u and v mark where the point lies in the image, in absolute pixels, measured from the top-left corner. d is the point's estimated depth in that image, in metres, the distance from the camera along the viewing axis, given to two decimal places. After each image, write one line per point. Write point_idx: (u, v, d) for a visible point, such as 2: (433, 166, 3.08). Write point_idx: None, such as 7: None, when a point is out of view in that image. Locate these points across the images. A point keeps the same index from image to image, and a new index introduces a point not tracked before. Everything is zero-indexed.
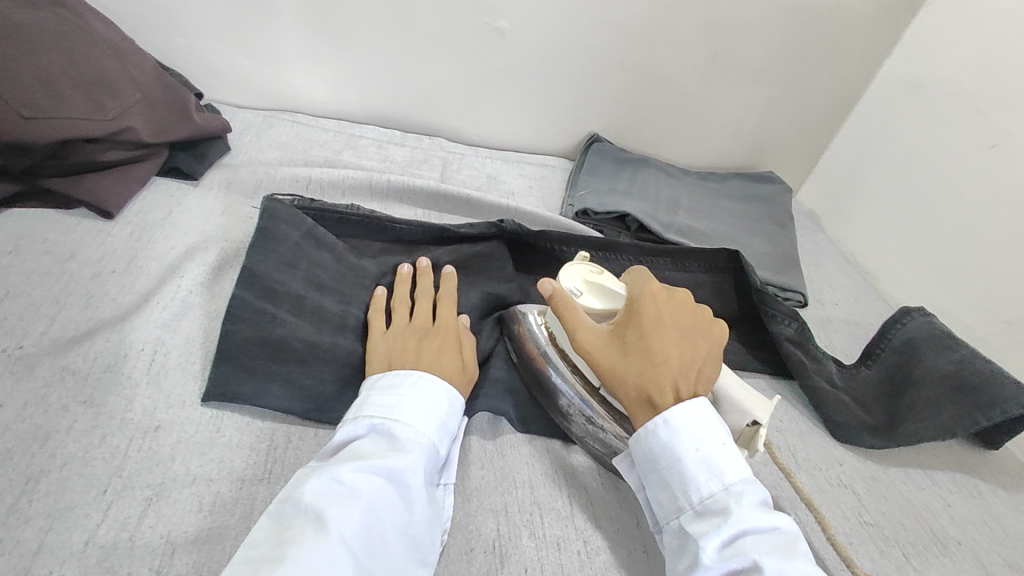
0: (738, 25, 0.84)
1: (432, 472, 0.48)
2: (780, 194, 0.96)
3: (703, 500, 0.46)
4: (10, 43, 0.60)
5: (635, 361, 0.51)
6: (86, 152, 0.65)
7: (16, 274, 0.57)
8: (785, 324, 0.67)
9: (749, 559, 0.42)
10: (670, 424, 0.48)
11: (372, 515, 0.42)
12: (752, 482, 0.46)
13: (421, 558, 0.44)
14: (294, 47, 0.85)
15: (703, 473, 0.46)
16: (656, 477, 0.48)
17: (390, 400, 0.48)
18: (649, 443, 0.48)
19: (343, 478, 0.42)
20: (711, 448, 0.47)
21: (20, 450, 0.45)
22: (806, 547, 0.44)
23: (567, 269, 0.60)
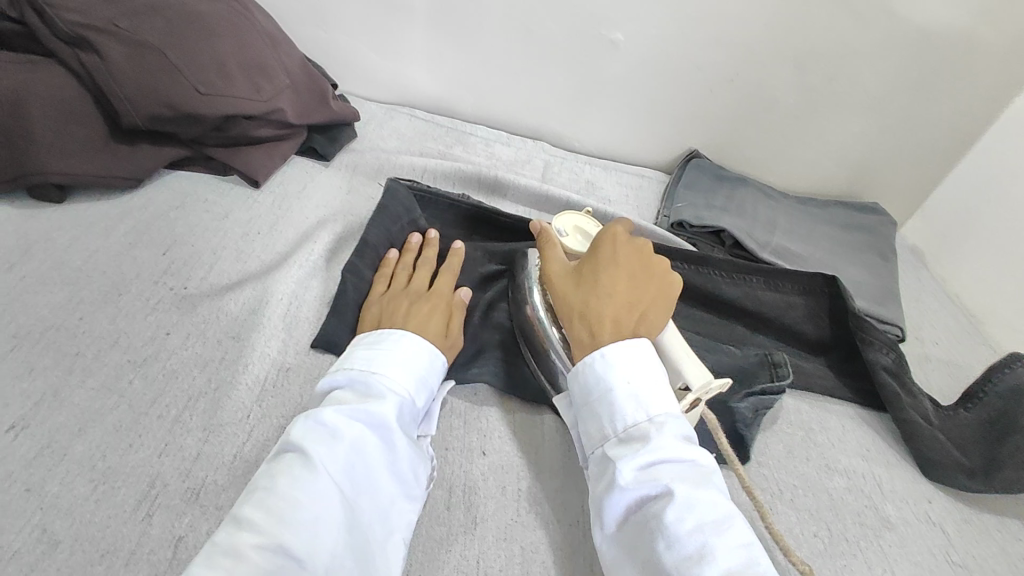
0: (854, 52, 0.84)
1: (414, 418, 0.52)
2: (884, 225, 0.93)
3: (627, 429, 0.48)
4: (192, 29, 0.69)
5: (582, 300, 0.54)
6: (244, 127, 0.73)
7: (182, 226, 0.66)
8: (883, 352, 0.66)
9: (662, 484, 0.44)
10: (606, 359, 0.50)
11: (354, 453, 0.46)
12: (676, 417, 0.48)
13: (406, 494, 0.48)
14: (420, 48, 0.92)
15: (629, 406, 0.48)
16: (586, 409, 0.50)
17: (371, 354, 0.52)
18: (586, 379, 0.51)
19: (326, 418, 0.46)
20: (641, 385, 0.49)
21: (184, 370, 0.52)
22: (719, 480, 0.46)
23: (564, 215, 0.73)
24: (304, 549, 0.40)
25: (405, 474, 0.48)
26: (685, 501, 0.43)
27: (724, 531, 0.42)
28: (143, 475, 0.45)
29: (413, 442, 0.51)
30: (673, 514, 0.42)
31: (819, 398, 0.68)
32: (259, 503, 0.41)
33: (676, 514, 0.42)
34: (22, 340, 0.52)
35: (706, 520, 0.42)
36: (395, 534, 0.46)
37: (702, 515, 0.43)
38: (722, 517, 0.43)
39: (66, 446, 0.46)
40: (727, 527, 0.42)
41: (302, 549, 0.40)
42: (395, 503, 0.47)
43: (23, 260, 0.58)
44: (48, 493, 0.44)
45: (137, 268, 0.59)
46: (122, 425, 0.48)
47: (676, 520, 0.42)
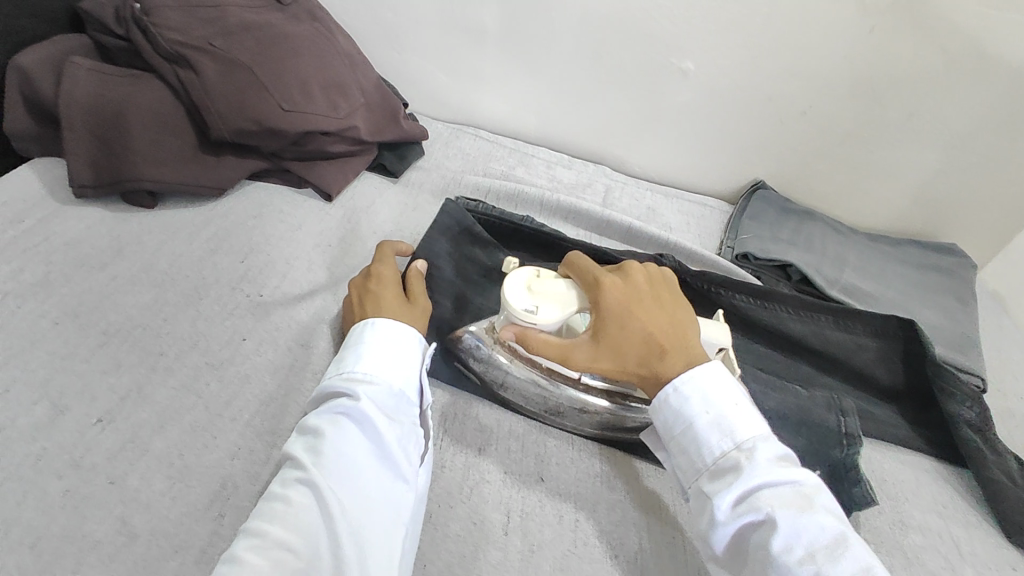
0: (940, 87, 0.80)
1: (400, 400, 0.50)
2: (964, 268, 0.88)
3: (716, 459, 0.47)
4: (280, 50, 0.73)
5: (634, 351, 0.52)
6: (320, 143, 0.76)
7: (259, 235, 0.68)
8: (966, 406, 0.62)
9: (764, 514, 0.43)
10: (681, 391, 0.50)
11: (339, 446, 0.45)
12: (765, 438, 0.47)
13: (400, 476, 0.46)
14: (489, 70, 0.94)
15: (713, 433, 0.48)
16: (675, 445, 0.50)
17: (342, 356, 0.51)
18: (664, 415, 0.51)
19: (306, 421, 0.46)
20: (724, 410, 0.49)
21: (256, 375, 0.54)
22: (825, 499, 0.44)
23: (509, 282, 0.55)
24: (298, 541, 0.40)
25: (394, 454, 0.46)
26: (790, 530, 0.42)
27: (840, 556, 0.40)
28: (216, 476, 0.47)
29: (399, 422, 0.48)
30: (782, 545, 0.41)
31: (887, 447, 0.65)
32: (256, 512, 0.41)
33: (783, 544, 0.41)
34: (111, 337, 0.55)
35: (816, 547, 0.41)
36: (398, 518, 0.44)
37: (811, 538, 0.41)
38: (832, 539, 0.41)
39: (147, 443, 0.48)
40: (841, 550, 0.41)
41: (297, 541, 0.40)
42: (388, 486, 0.45)
43: (115, 261, 0.62)
44: (129, 487, 0.45)
45: (217, 273, 0.62)
46: (198, 425, 0.50)
47: (785, 551, 0.41)
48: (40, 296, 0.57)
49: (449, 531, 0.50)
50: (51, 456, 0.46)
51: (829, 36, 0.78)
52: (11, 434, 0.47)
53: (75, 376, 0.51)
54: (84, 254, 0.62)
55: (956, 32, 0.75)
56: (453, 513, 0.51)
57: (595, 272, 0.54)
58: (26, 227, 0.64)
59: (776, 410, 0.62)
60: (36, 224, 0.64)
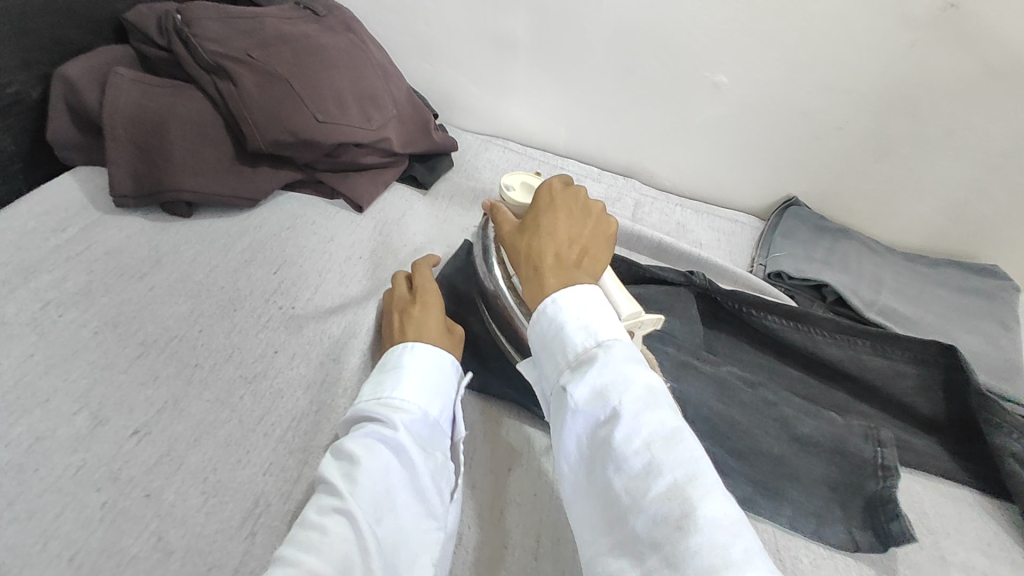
0: (984, 104, 0.77)
1: (432, 432, 0.50)
2: (1007, 291, 0.86)
3: (575, 359, 0.43)
4: (316, 62, 0.74)
5: (525, 246, 0.51)
6: (353, 154, 0.77)
7: (293, 247, 0.69)
8: (1015, 437, 0.59)
9: (610, 408, 0.39)
10: (556, 299, 0.46)
11: (376, 475, 0.44)
12: (625, 341, 0.43)
13: (429, 512, 0.46)
14: (519, 81, 0.94)
15: (576, 334, 0.44)
16: (542, 350, 0.46)
17: (380, 380, 0.52)
18: (536, 320, 0.47)
19: (340, 444, 0.46)
20: (591, 312, 0.44)
21: (289, 390, 0.54)
22: (673, 401, 0.40)
23: (511, 175, 0.69)
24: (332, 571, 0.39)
25: (427, 489, 0.46)
26: (631, 420, 0.38)
27: (675, 447, 0.37)
28: (250, 493, 0.47)
29: (432, 456, 0.49)
30: (622, 437, 0.38)
31: (928, 479, 0.63)
32: (290, 538, 0.41)
33: (624, 434, 0.38)
34: (149, 348, 0.55)
35: (654, 438, 0.37)
36: (426, 556, 0.44)
37: (652, 431, 0.38)
38: (673, 433, 0.38)
39: (183, 456, 0.48)
40: (678, 442, 0.37)
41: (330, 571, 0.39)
42: (418, 523, 0.45)
43: (152, 270, 0.63)
44: (165, 501, 0.46)
45: (251, 285, 0.63)
46: (232, 439, 0.50)
47: (624, 442, 0.37)
48: (82, 305, 0.58)
49: (479, 554, 0.49)
50: (90, 468, 0.47)
51: (869, 50, 0.77)
52: (51, 445, 0.48)
53: (115, 387, 0.52)
54: (123, 264, 0.63)
55: (1003, 49, 0.73)
56: (484, 536, 0.50)
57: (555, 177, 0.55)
58: (68, 235, 0.65)
59: (812, 437, 0.60)
60: (77, 233, 0.65)
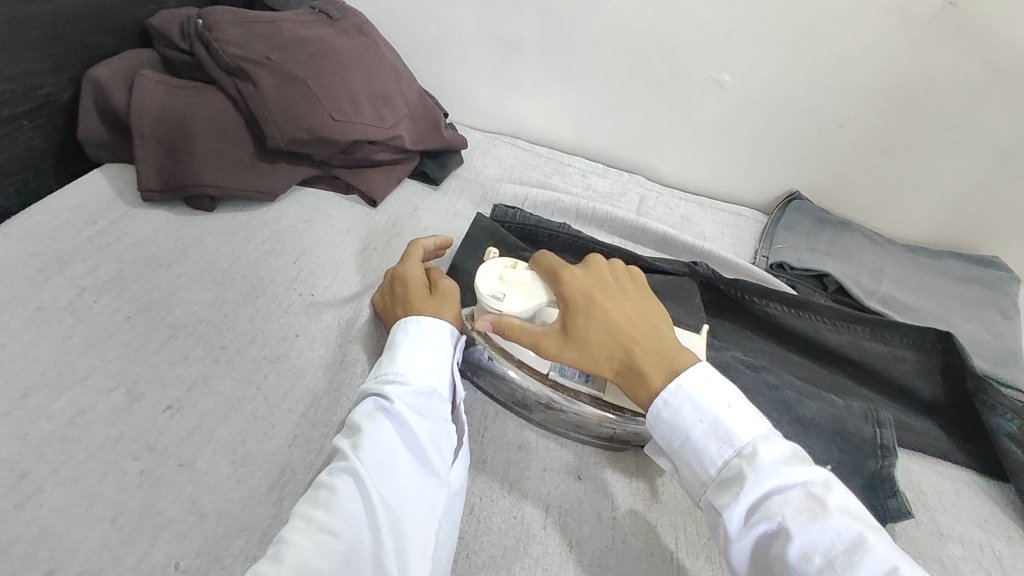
0: (984, 98, 0.79)
1: (431, 398, 0.52)
2: (1007, 281, 0.87)
3: (719, 471, 0.46)
4: (331, 64, 0.77)
5: (604, 346, 0.52)
6: (367, 151, 0.80)
7: (311, 238, 0.72)
8: (1008, 418, 0.62)
9: (775, 523, 0.42)
10: (676, 405, 0.48)
11: (374, 440, 0.47)
12: (767, 438, 0.45)
13: (430, 469, 0.47)
14: (528, 81, 0.97)
15: (713, 442, 0.46)
16: (677, 457, 0.49)
17: (382, 356, 0.54)
18: (661, 429, 0.49)
19: (346, 421, 0.50)
20: (723, 415, 0.47)
21: (310, 371, 0.57)
22: (839, 498, 0.42)
23: (481, 274, 0.58)
24: (339, 527, 0.42)
25: (425, 448, 0.48)
26: (802, 536, 0.40)
27: (858, 558, 0.39)
28: (275, 463, 0.50)
29: (431, 418, 0.50)
30: (798, 552, 0.40)
31: (927, 459, 0.65)
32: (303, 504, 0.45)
33: (798, 551, 0.40)
34: (178, 331, 0.58)
35: (833, 552, 0.39)
36: (429, 509, 0.45)
37: (826, 541, 0.40)
38: (851, 541, 0.40)
39: (213, 429, 0.51)
40: (859, 550, 0.39)
41: (337, 527, 0.42)
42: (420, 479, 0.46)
43: (179, 260, 0.66)
44: (197, 470, 0.48)
45: (273, 273, 0.66)
46: (258, 415, 0.53)
47: (801, 559, 0.40)
48: (115, 292, 0.61)
49: (492, 524, 0.52)
50: (128, 438, 0.50)
51: (867, 46, 0.79)
52: (91, 418, 0.51)
53: (148, 367, 0.55)
54: (152, 254, 0.66)
55: (1003, 45, 0.74)
56: (496, 508, 0.53)
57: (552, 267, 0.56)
58: (99, 227, 0.68)
59: (813, 417, 0.62)
60: (107, 225, 0.69)
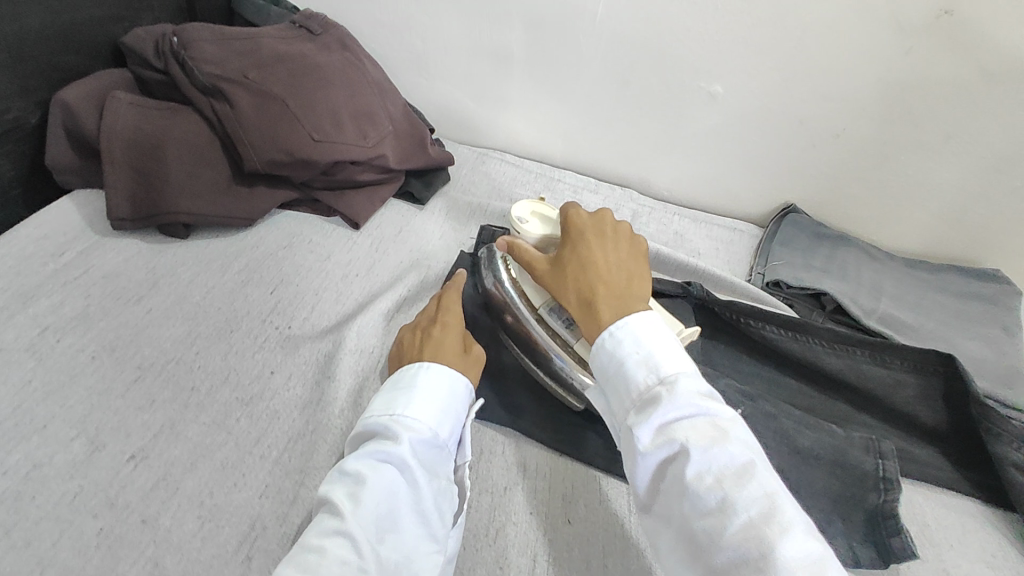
0: (983, 110, 0.77)
1: (438, 453, 0.50)
2: (1010, 296, 0.85)
3: (639, 395, 0.45)
4: (312, 81, 0.74)
5: (572, 276, 0.55)
6: (350, 172, 0.77)
7: (289, 266, 0.69)
8: (1014, 447, 0.59)
9: (677, 444, 0.41)
10: (618, 334, 0.49)
11: (380, 495, 0.44)
12: (691, 373, 0.45)
13: (430, 533, 0.45)
14: (515, 95, 0.95)
15: (639, 369, 0.46)
16: (608, 384, 0.49)
17: (394, 396, 0.52)
18: (600, 355, 0.49)
19: (348, 464, 0.46)
20: (655, 344, 0.47)
21: (285, 412, 0.54)
22: (741, 431, 0.42)
23: (518, 204, 0.70)
24: None
25: (431, 512, 0.46)
26: (701, 458, 0.40)
27: (747, 483, 0.39)
28: (245, 517, 0.47)
29: (436, 478, 0.48)
30: (693, 472, 0.40)
31: (931, 491, 0.62)
32: (291, 556, 0.41)
33: (694, 470, 0.40)
34: (145, 371, 0.56)
35: (726, 474, 0.39)
36: None
37: (723, 465, 0.40)
38: (743, 467, 0.40)
39: (179, 481, 0.48)
40: (750, 477, 0.39)
41: None
42: (420, 545, 0.44)
43: (150, 293, 0.63)
44: (161, 527, 0.46)
45: (248, 305, 0.63)
46: (228, 463, 0.50)
47: (695, 477, 0.40)
48: (80, 330, 0.58)
49: (476, 575, 0.49)
50: (87, 494, 0.47)
51: (862, 58, 0.77)
52: (49, 472, 0.48)
53: (112, 412, 0.52)
54: (120, 287, 0.63)
55: (1000, 55, 0.72)
56: (480, 556, 0.50)
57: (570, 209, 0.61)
58: (66, 259, 0.66)
59: (811, 450, 0.60)
60: (75, 257, 0.66)
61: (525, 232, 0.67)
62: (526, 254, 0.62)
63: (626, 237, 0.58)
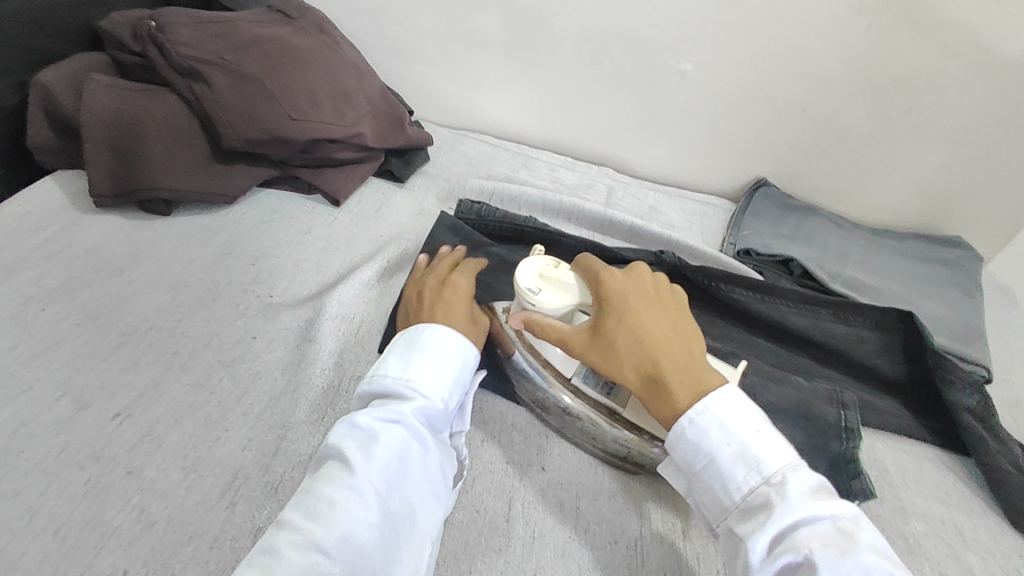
0: (941, 81, 0.80)
1: (443, 416, 0.51)
2: (969, 260, 0.88)
3: (745, 496, 0.43)
4: (290, 61, 0.76)
5: (628, 354, 0.50)
6: (328, 150, 0.79)
7: (270, 239, 0.71)
8: (967, 394, 0.62)
9: (802, 555, 0.39)
10: (700, 427, 0.45)
11: (391, 456, 0.45)
12: (796, 469, 0.43)
13: (433, 492, 0.47)
14: (492, 76, 0.96)
15: (739, 467, 0.44)
16: (698, 479, 0.46)
17: (406, 356, 0.51)
18: (683, 449, 0.46)
19: (359, 421, 0.47)
20: (751, 438, 0.45)
21: (267, 372, 0.56)
22: (865, 535, 0.40)
23: (522, 266, 0.56)
24: (337, 544, 0.40)
25: (434, 474, 0.48)
26: (833, 574, 0.38)
27: None
28: (228, 467, 0.49)
29: (439, 440, 0.50)
30: None
31: (890, 438, 0.65)
32: (300, 503, 0.42)
33: None
34: (129, 337, 0.57)
35: None
36: (424, 533, 0.45)
37: None
38: None
39: (163, 436, 0.50)
40: None
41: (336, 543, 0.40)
42: (423, 502, 0.46)
43: (132, 265, 0.64)
44: (146, 477, 0.47)
45: (229, 275, 0.65)
46: (211, 419, 0.52)
47: None
48: (63, 299, 0.60)
49: (453, 519, 0.51)
50: (73, 449, 0.48)
51: (825, 33, 0.79)
52: (35, 429, 0.49)
53: (96, 375, 0.54)
54: (102, 259, 0.64)
55: (955, 27, 0.75)
56: (458, 502, 0.52)
57: (597, 270, 0.54)
58: (48, 234, 0.67)
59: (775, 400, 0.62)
60: (57, 232, 0.67)
61: (542, 306, 0.54)
62: (553, 326, 0.54)
63: (664, 294, 0.54)
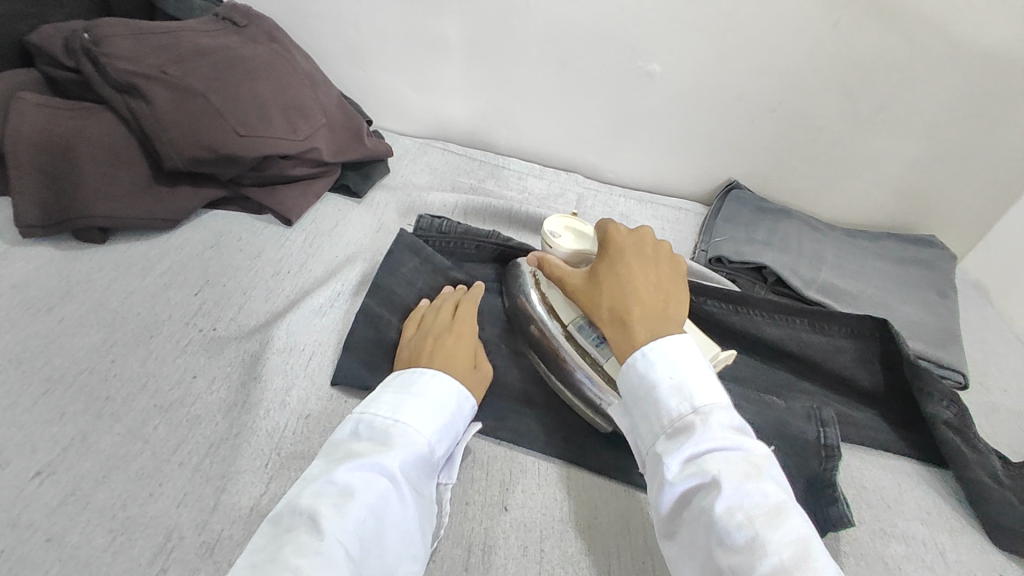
0: (913, 77, 0.78)
1: (427, 469, 0.47)
2: (944, 260, 0.87)
3: (672, 422, 0.44)
4: (236, 74, 0.72)
5: (607, 293, 0.53)
6: (280, 167, 0.75)
7: (216, 266, 0.67)
8: (943, 406, 0.60)
9: (709, 476, 0.40)
10: (648, 357, 0.47)
11: (369, 512, 0.42)
12: (725, 406, 0.44)
13: (410, 554, 0.44)
14: (454, 82, 0.93)
15: (672, 397, 0.44)
16: (635, 406, 0.47)
17: (398, 400, 0.49)
18: (630, 375, 0.47)
19: (339, 473, 0.43)
20: (689, 375, 0.45)
21: (207, 416, 0.52)
22: (775, 472, 0.41)
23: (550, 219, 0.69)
24: None
25: (413, 533, 0.44)
26: (734, 493, 0.39)
27: (779, 524, 0.38)
28: (161, 527, 0.45)
29: (422, 496, 0.46)
30: (724, 508, 0.38)
31: (868, 453, 0.64)
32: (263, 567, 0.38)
33: (725, 506, 0.38)
34: (55, 384, 0.53)
35: (756, 512, 0.38)
36: None
37: (754, 504, 0.38)
38: (775, 509, 0.38)
39: (89, 495, 0.46)
40: (781, 520, 0.38)
41: None
42: (397, 565, 0.43)
43: (63, 301, 0.60)
44: (68, 544, 0.44)
45: (170, 309, 0.61)
46: (144, 473, 0.48)
47: (726, 514, 0.38)
48: None
49: None
50: None
51: (794, 31, 0.77)
52: None
53: (17, 428, 0.49)
54: (30, 297, 0.60)
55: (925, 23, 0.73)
56: None
57: (610, 225, 0.58)
58: None
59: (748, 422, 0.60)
60: None
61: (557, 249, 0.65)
62: (560, 268, 0.59)
63: (668, 257, 0.55)
